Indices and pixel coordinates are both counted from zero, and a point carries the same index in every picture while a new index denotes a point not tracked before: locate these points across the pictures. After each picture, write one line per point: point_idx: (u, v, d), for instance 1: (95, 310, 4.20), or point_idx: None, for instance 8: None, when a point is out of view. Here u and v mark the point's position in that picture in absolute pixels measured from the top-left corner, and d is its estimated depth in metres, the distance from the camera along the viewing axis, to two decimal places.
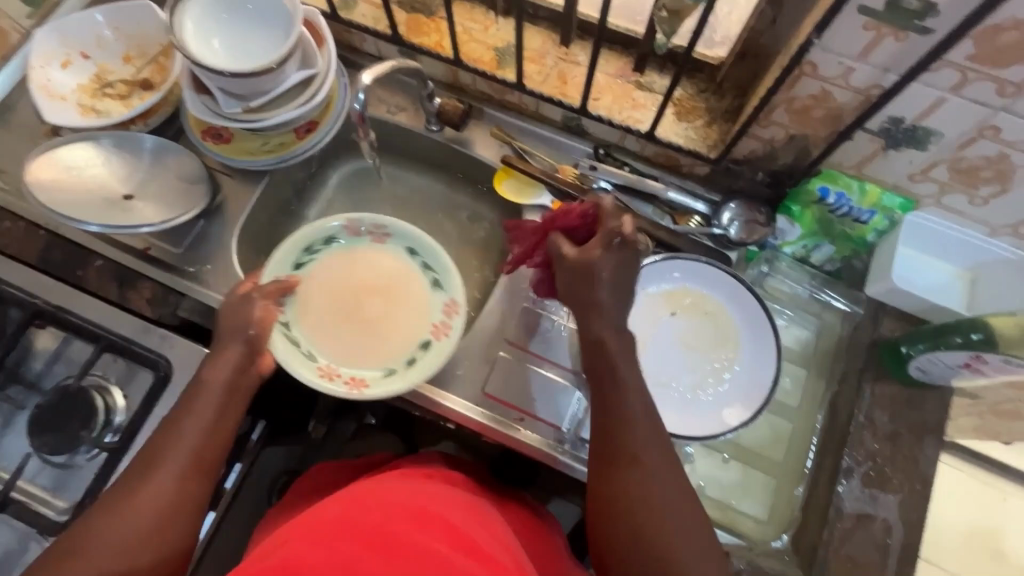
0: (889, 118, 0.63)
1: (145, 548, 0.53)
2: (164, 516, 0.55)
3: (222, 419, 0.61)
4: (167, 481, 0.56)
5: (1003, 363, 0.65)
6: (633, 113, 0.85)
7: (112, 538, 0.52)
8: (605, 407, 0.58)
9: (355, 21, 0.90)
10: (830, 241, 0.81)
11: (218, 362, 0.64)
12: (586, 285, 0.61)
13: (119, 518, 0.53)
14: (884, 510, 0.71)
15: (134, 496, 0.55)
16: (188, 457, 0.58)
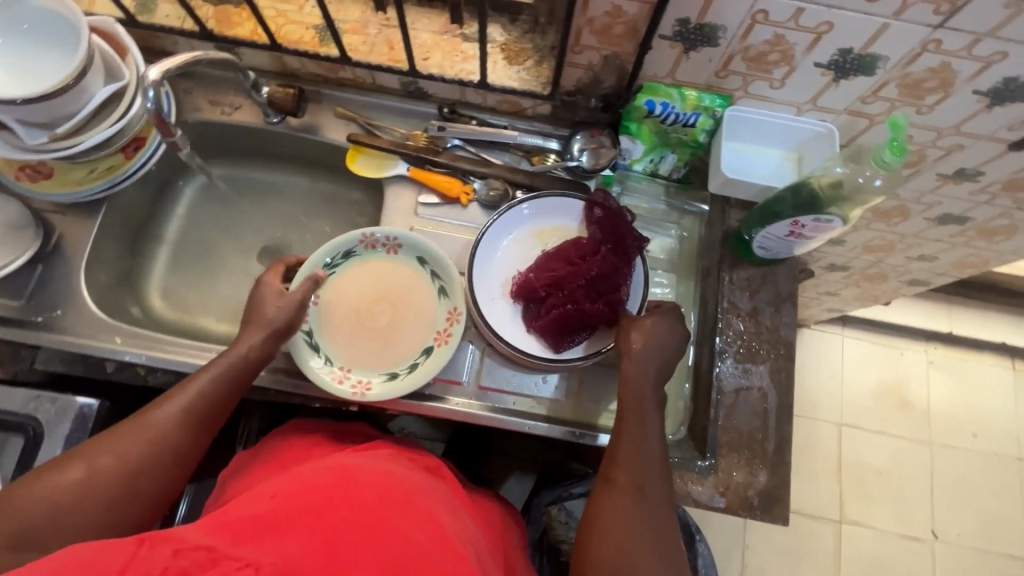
0: (677, 21, 0.67)
1: (142, 476, 0.62)
2: (164, 456, 0.63)
3: (233, 386, 0.69)
4: (175, 424, 0.64)
5: (816, 222, 0.73)
6: (464, 66, 0.86)
7: (121, 451, 0.62)
8: (625, 395, 0.69)
9: (158, 24, 0.85)
10: (671, 150, 0.86)
11: (248, 336, 0.71)
12: (647, 336, 0.71)
13: (130, 442, 0.62)
14: (758, 379, 0.77)
15: (147, 421, 0.64)
16: (196, 409, 0.66)
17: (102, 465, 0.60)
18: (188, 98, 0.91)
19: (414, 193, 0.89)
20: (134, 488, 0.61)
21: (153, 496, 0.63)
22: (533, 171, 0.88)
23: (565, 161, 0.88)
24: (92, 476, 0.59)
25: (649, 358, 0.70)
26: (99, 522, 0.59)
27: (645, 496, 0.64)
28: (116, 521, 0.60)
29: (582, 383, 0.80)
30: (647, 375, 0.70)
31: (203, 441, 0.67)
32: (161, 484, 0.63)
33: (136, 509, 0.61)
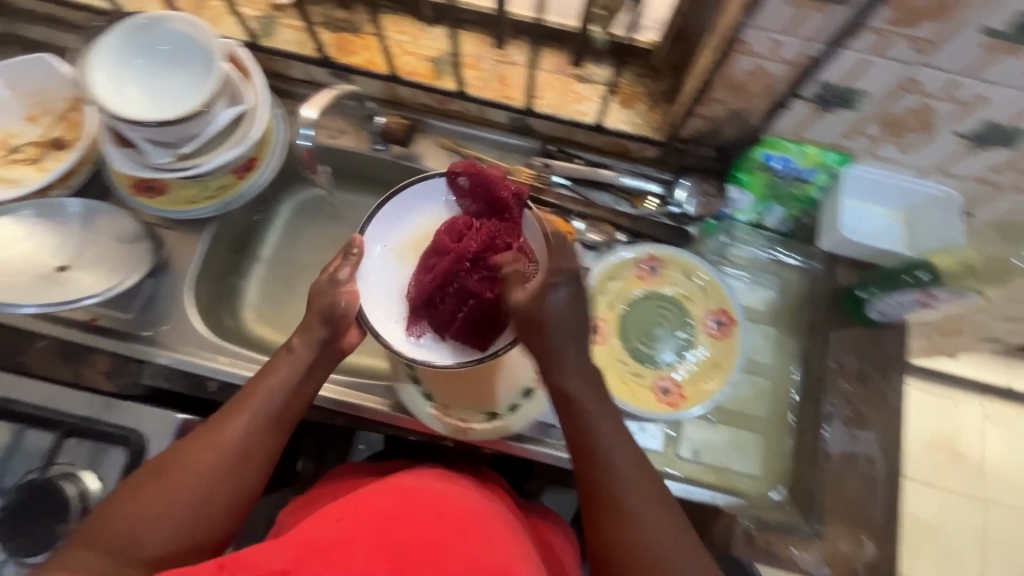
0: (820, 83, 0.66)
1: (221, 483, 0.59)
2: (241, 462, 0.60)
3: (303, 385, 0.65)
4: (247, 430, 0.61)
5: (949, 295, 0.72)
6: (576, 107, 0.86)
7: (200, 465, 0.59)
8: (564, 411, 0.59)
9: (279, 49, 0.87)
10: (779, 203, 0.84)
11: (308, 333, 0.66)
12: (555, 317, 0.58)
13: (204, 451, 0.59)
14: (865, 446, 0.75)
15: (221, 433, 0.60)
16: (270, 412, 0.62)
17: (180, 475, 0.58)
18: (297, 120, 0.92)
19: None
20: (215, 497, 0.58)
21: (236, 503, 0.60)
22: (635, 215, 0.88)
23: (668, 207, 0.88)
24: (169, 487, 0.57)
25: (564, 334, 0.58)
26: (186, 532, 0.56)
27: (665, 504, 0.57)
28: (201, 531, 0.57)
29: (676, 434, 0.79)
30: (570, 371, 0.59)
31: (277, 446, 0.63)
32: (244, 493, 0.60)
33: (223, 517, 0.58)
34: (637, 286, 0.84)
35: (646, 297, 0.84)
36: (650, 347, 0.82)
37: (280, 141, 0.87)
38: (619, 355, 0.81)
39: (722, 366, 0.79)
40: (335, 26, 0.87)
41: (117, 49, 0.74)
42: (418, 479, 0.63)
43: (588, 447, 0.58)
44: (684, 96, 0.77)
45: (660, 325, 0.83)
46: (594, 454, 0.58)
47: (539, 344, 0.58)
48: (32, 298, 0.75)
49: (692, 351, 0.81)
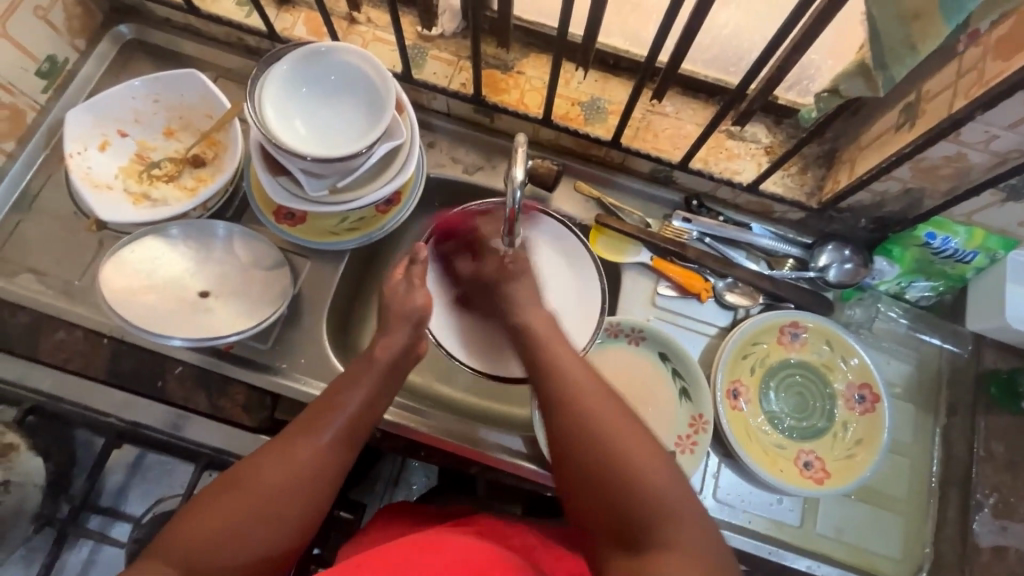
0: (1023, 177, 0.64)
1: (294, 502, 0.56)
2: (314, 480, 0.57)
3: (378, 396, 0.63)
4: (321, 446, 0.58)
5: None
6: (729, 165, 0.84)
7: (275, 480, 0.55)
8: (546, 385, 0.59)
9: (427, 82, 0.85)
10: (926, 277, 0.83)
11: (388, 340, 0.65)
12: (516, 293, 0.68)
13: (278, 466, 0.56)
14: (1015, 540, 0.76)
15: (298, 448, 0.57)
16: (344, 428, 0.60)
17: (248, 488, 0.55)
18: (434, 153, 0.90)
19: (652, 283, 0.87)
20: (286, 515, 0.55)
21: (307, 521, 0.57)
22: (775, 277, 0.85)
23: (807, 270, 0.85)
24: (237, 500, 0.54)
25: (561, 346, 0.62)
26: (250, 547, 0.53)
27: (690, 492, 0.53)
28: (266, 546, 0.54)
29: (816, 510, 0.78)
30: (570, 360, 0.60)
31: (347, 463, 0.60)
32: (317, 509, 0.57)
33: (294, 534, 0.56)
34: (777, 353, 0.83)
35: (786, 363, 0.82)
36: (785, 415, 0.81)
37: (421, 176, 0.86)
38: (760, 425, 0.80)
39: (868, 443, 0.78)
40: (485, 62, 0.86)
41: (287, 77, 0.72)
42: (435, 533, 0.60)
43: (584, 418, 0.56)
44: (856, 169, 0.75)
45: (802, 394, 0.82)
46: (600, 428, 0.55)
47: (530, 333, 0.64)
48: (178, 328, 0.74)
49: (836, 427, 0.80)
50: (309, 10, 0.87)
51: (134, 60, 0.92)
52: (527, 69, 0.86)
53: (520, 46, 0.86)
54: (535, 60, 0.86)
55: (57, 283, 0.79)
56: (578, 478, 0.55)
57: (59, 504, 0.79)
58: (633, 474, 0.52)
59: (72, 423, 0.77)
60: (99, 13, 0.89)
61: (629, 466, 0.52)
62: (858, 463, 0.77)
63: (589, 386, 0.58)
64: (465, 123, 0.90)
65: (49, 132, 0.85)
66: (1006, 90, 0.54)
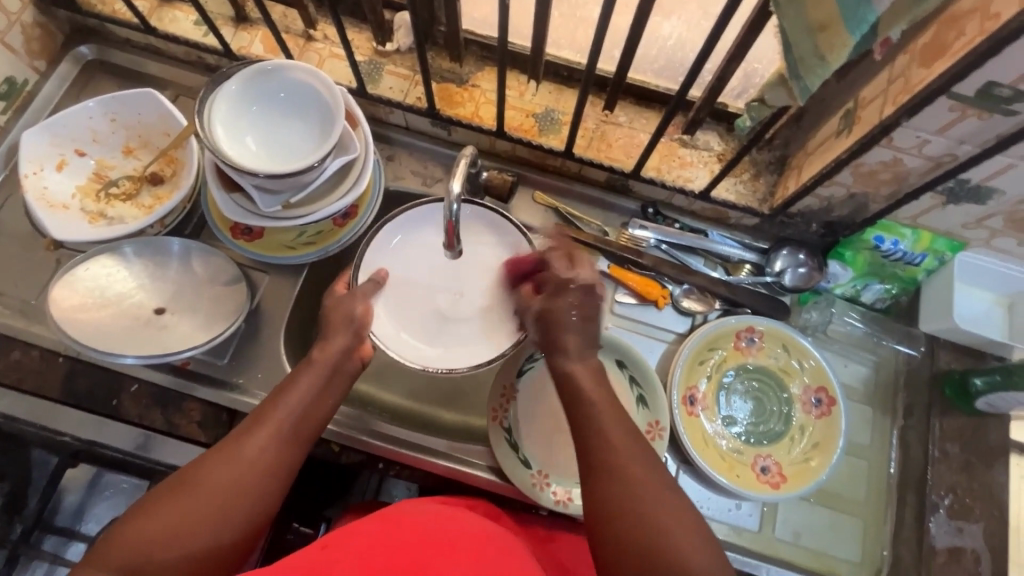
0: (958, 179, 0.65)
1: (238, 501, 0.55)
2: (257, 478, 0.56)
3: (322, 395, 0.63)
4: (264, 446, 0.57)
5: None
6: (681, 172, 0.85)
7: (217, 480, 0.54)
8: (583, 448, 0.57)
9: (382, 96, 0.86)
10: (879, 280, 0.84)
11: (325, 344, 0.64)
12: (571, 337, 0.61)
13: (223, 469, 0.55)
14: (971, 540, 0.76)
15: (240, 448, 0.57)
16: (287, 429, 0.59)
17: (198, 494, 0.54)
18: (394, 167, 0.91)
19: (611, 290, 0.88)
20: (231, 515, 0.54)
21: (256, 527, 0.56)
22: (732, 282, 0.85)
23: (763, 275, 0.86)
24: (188, 509, 0.53)
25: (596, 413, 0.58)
26: (200, 558, 0.52)
27: (674, 505, 0.53)
28: (214, 547, 0.53)
29: (773, 515, 0.78)
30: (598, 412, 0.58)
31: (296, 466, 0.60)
32: (264, 508, 0.56)
33: (239, 533, 0.54)
34: (734, 359, 0.83)
35: (743, 368, 0.83)
36: (743, 420, 0.81)
37: (378, 190, 0.86)
38: (717, 431, 0.80)
39: (824, 446, 0.78)
40: (440, 76, 0.87)
41: (237, 95, 0.73)
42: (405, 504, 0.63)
43: (610, 492, 0.54)
44: (802, 175, 0.76)
45: (759, 399, 0.82)
46: (620, 484, 0.54)
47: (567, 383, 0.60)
48: (132, 346, 0.74)
49: (793, 431, 0.80)
50: (265, 28, 0.88)
51: (95, 80, 0.93)
52: (481, 82, 0.87)
53: (475, 60, 0.88)
54: (489, 74, 0.88)
55: (11, 303, 0.79)
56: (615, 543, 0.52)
57: (13, 525, 0.78)
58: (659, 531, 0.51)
59: (27, 443, 0.77)
60: (59, 34, 0.90)
61: (656, 529, 0.51)
62: (813, 467, 0.77)
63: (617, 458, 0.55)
64: (423, 135, 0.91)
65: (8, 153, 0.86)
66: (927, 96, 0.55)
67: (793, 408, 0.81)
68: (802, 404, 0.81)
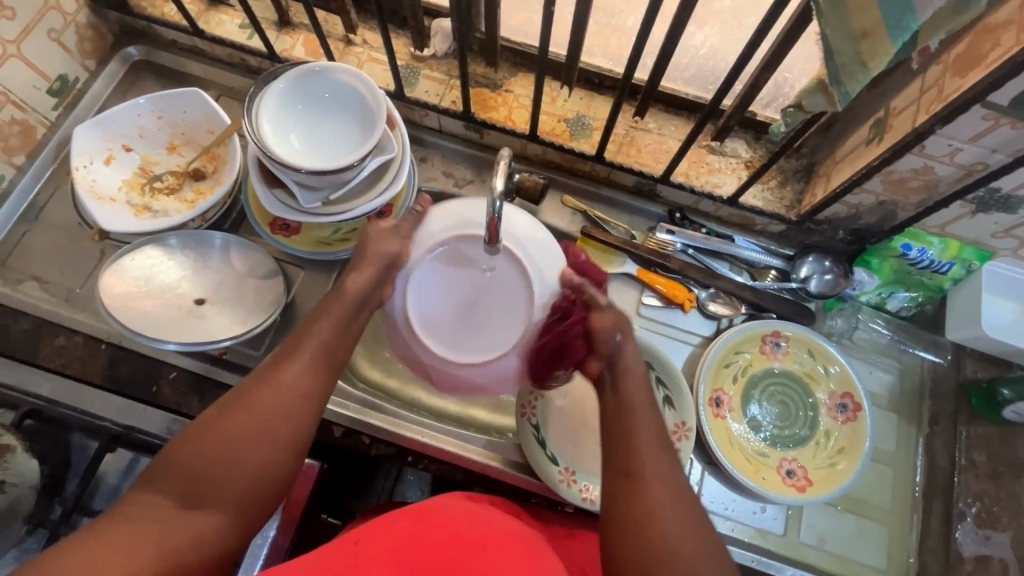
0: (987, 188, 0.66)
1: (281, 423, 0.57)
2: (294, 402, 0.58)
3: (346, 325, 0.65)
4: (300, 374, 0.60)
5: None
6: (710, 178, 0.86)
7: (261, 404, 0.56)
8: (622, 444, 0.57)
9: (419, 99, 0.89)
10: (905, 288, 0.85)
11: (356, 275, 0.67)
12: (633, 388, 0.61)
13: (269, 391, 0.57)
14: (998, 549, 0.76)
15: (279, 375, 0.59)
16: (317, 353, 0.62)
17: (247, 412, 0.56)
18: (427, 168, 0.94)
19: (637, 293, 0.89)
20: (276, 436, 0.56)
21: (299, 444, 0.57)
22: (757, 288, 0.87)
23: (789, 281, 0.87)
24: (235, 427, 0.55)
25: (652, 438, 0.57)
26: (251, 476, 0.54)
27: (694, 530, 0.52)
28: (266, 468, 0.55)
29: (799, 520, 0.78)
30: (658, 446, 0.57)
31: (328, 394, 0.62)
32: (305, 435, 0.58)
33: (284, 457, 0.56)
34: (760, 363, 0.84)
35: (769, 372, 0.84)
36: (768, 423, 0.82)
37: (411, 190, 0.88)
38: (742, 433, 0.81)
39: (850, 450, 0.79)
40: (475, 81, 0.90)
41: (283, 94, 0.75)
42: (434, 502, 0.64)
43: (651, 510, 0.52)
44: (831, 183, 0.77)
45: (784, 403, 0.83)
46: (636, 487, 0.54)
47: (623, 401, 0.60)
48: (173, 333, 0.76)
49: (819, 435, 0.81)
50: (307, 32, 0.91)
51: (141, 79, 0.96)
52: (514, 88, 0.90)
53: (509, 66, 0.90)
54: (523, 79, 0.90)
55: (57, 290, 0.82)
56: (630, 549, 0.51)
57: (51, 507, 0.75)
58: (672, 553, 0.50)
59: (69, 426, 0.77)
60: (110, 35, 0.94)
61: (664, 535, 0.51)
62: (840, 471, 0.78)
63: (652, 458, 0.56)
64: (455, 138, 0.94)
65: (58, 147, 0.89)
66: (961, 105, 0.57)
67: (817, 413, 0.82)
68: (826, 410, 0.82)
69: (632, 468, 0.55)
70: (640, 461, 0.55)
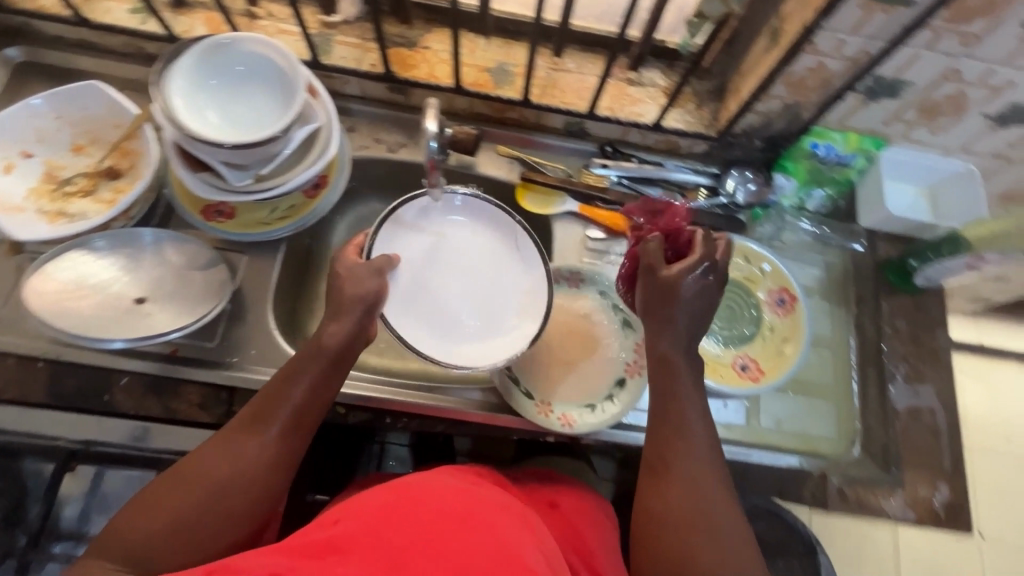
0: (873, 76, 0.74)
1: (240, 494, 0.57)
2: (256, 471, 0.59)
3: (319, 387, 0.64)
4: (264, 438, 0.60)
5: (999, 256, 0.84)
6: (633, 108, 0.90)
7: (218, 473, 0.57)
8: (668, 441, 0.65)
9: (337, 66, 0.87)
10: (820, 187, 0.92)
11: (336, 327, 0.65)
12: (670, 376, 0.67)
13: (227, 460, 0.58)
14: (926, 399, 0.84)
15: (239, 443, 0.59)
16: (284, 422, 0.61)
17: (206, 477, 0.57)
18: (358, 136, 0.93)
19: (581, 229, 0.92)
20: (234, 504, 0.57)
21: (257, 512, 0.58)
22: (691, 206, 0.92)
23: (718, 197, 0.93)
24: (190, 496, 0.56)
25: (691, 431, 0.65)
26: (202, 541, 0.55)
27: (735, 527, 0.61)
28: (221, 535, 0.56)
29: (758, 406, 0.84)
30: (697, 435, 0.65)
31: (291, 457, 0.62)
32: (263, 503, 0.59)
33: (237, 524, 0.57)
34: None
35: None
36: (718, 328, 0.88)
37: (345, 159, 0.87)
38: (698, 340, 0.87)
39: (792, 338, 0.86)
40: (391, 41, 0.89)
41: (192, 69, 0.72)
42: (423, 475, 0.63)
43: (675, 496, 0.62)
44: (741, 94, 0.83)
45: (730, 307, 0.89)
46: (688, 481, 0.62)
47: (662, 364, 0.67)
48: (118, 335, 0.73)
49: (764, 330, 0.88)
50: (206, 10, 0.87)
51: (28, 82, 0.89)
52: (432, 44, 0.90)
53: (423, 23, 0.90)
54: (439, 35, 0.90)
55: None
56: (666, 519, 0.61)
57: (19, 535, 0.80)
58: (697, 513, 0.61)
59: (19, 453, 0.78)
60: None
61: (704, 525, 0.60)
62: (788, 356, 0.85)
63: (694, 450, 0.64)
64: (381, 103, 0.93)
65: None
66: None
67: (760, 312, 0.89)
68: (767, 309, 0.89)
69: (677, 448, 0.64)
70: (666, 461, 0.64)
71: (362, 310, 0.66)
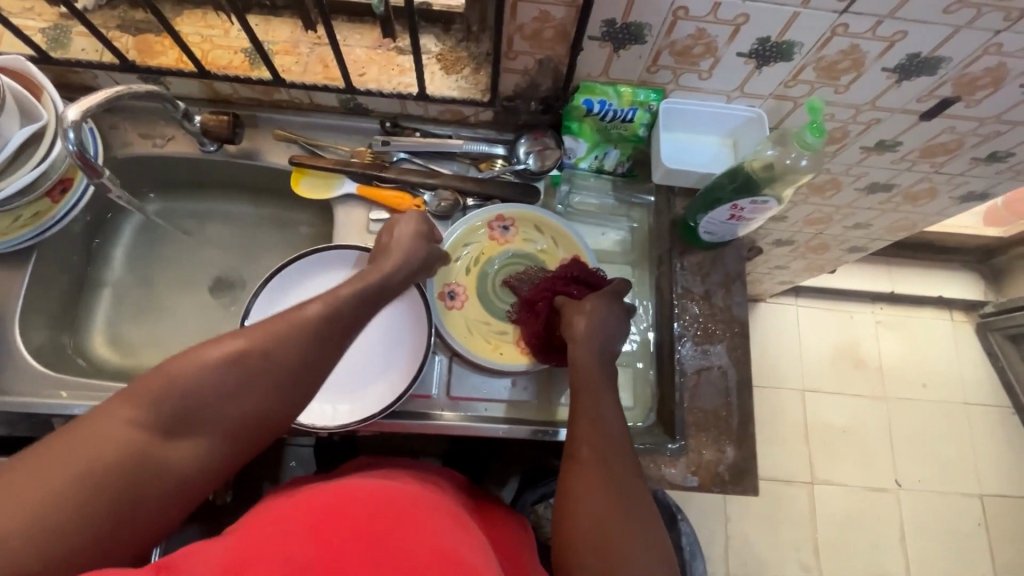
0: (603, 22, 0.69)
1: (142, 460, 0.50)
2: (162, 435, 0.52)
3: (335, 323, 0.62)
4: (212, 384, 0.54)
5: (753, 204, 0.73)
6: (402, 79, 0.85)
7: (117, 436, 0.50)
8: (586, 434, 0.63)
9: (74, 59, 0.82)
10: (614, 146, 0.87)
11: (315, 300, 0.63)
12: (591, 372, 0.68)
13: (131, 417, 0.51)
14: (717, 358, 0.80)
15: (170, 391, 0.53)
16: (257, 365, 0.56)
17: (102, 439, 0.50)
18: (119, 133, 0.88)
19: (365, 211, 0.88)
20: (136, 471, 0.50)
21: (163, 478, 0.51)
22: (482, 177, 0.88)
23: (513, 166, 0.88)
24: (81, 459, 0.48)
25: (612, 419, 0.64)
26: (93, 516, 0.47)
27: (647, 519, 0.58)
28: (114, 505, 0.49)
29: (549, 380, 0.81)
30: (615, 425, 0.64)
31: (231, 417, 0.55)
32: (170, 472, 0.52)
33: (134, 493, 0.50)
34: (493, 249, 0.86)
35: (504, 255, 0.86)
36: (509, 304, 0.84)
37: None
38: (487, 317, 0.83)
39: None
40: (135, 29, 0.84)
41: None
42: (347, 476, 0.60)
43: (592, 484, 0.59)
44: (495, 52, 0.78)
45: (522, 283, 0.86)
46: (608, 465, 0.61)
47: (586, 360, 0.69)
48: None
49: None
50: None
51: None
52: (181, 27, 0.84)
53: (170, 6, 0.85)
54: (190, 17, 0.85)
55: None
56: (579, 509, 0.58)
57: None
58: (615, 500, 0.58)
59: None
60: None
61: (626, 512, 0.58)
62: None
63: (618, 436, 0.63)
64: None
65: None
66: None
67: None
68: None
69: (601, 434, 0.63)
70: (585, 471, 0.61)
71: (321, 324, 0.61)
